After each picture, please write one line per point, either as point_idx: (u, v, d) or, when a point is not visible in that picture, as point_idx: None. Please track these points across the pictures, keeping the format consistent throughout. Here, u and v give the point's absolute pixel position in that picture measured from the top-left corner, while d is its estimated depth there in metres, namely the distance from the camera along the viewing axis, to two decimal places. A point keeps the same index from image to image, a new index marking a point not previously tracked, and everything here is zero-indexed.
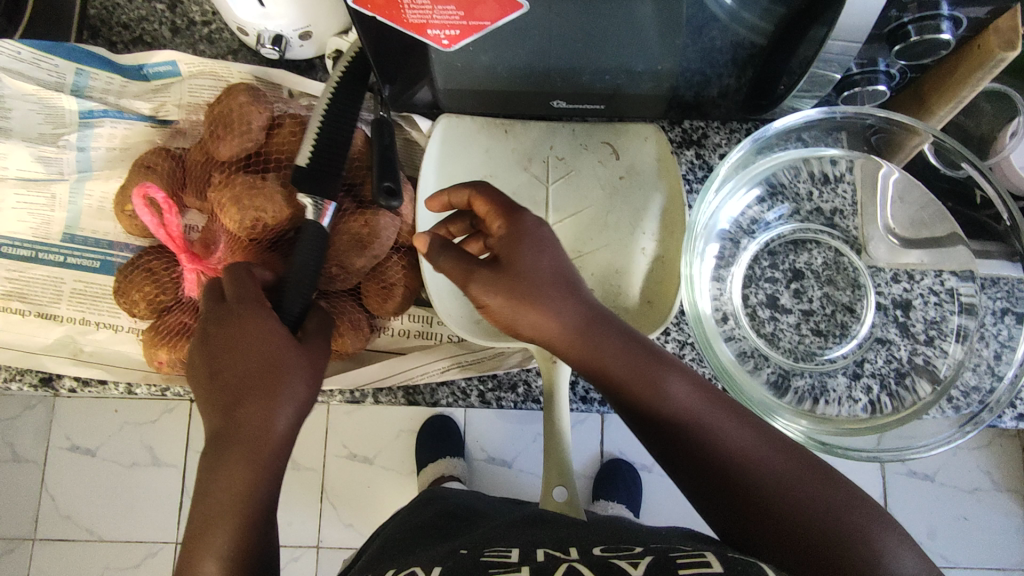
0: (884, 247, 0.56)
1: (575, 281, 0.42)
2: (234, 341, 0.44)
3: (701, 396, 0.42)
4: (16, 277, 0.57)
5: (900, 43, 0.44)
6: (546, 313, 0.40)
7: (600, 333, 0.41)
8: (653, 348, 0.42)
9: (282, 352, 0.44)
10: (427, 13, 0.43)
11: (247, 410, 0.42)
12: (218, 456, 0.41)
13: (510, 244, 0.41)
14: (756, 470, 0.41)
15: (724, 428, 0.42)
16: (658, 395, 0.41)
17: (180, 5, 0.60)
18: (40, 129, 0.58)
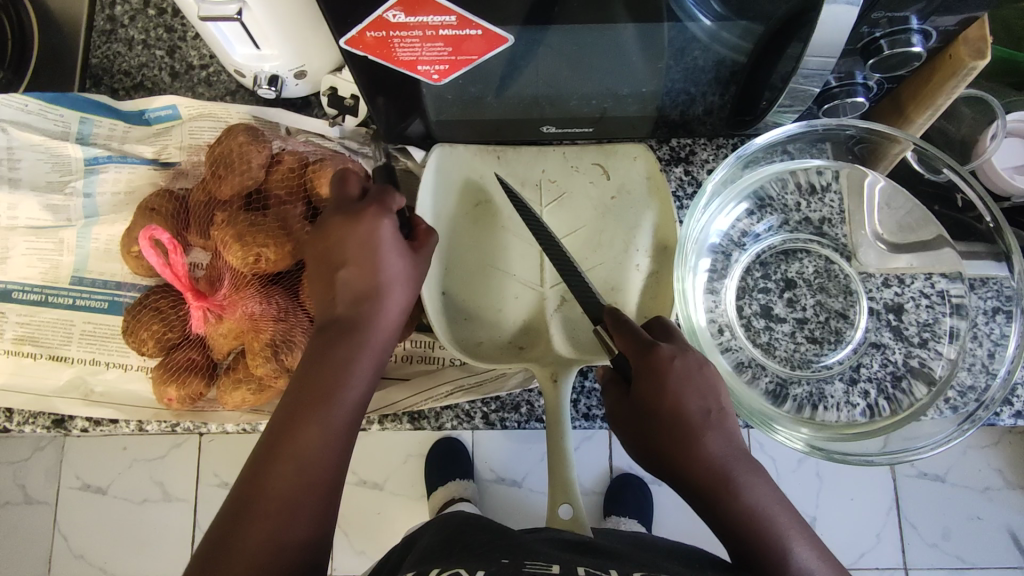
0: (874, 253, 0.57)
1: (701, 411, 0.41)
2: (328, 235, 0.44)
3: (778, 526, 0.39)
4: (27, 321, 0.58)
5: (874, 56, 0.46)
6: (676, 454, 0.40)
7: (706, 457, 0.40)
8: (747, 472, 0.40)
9: (375, 237, 0.44)
10: (417, 50, 0.45)
11: (340, 352, 0.43)
12: (330, 345, 0.43)
13: (650, 381, 0.40)
14: None
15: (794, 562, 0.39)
16: (737, 521, 0.39)
17: (178, 51, 0.63)
18: (49, 177, 0.59)
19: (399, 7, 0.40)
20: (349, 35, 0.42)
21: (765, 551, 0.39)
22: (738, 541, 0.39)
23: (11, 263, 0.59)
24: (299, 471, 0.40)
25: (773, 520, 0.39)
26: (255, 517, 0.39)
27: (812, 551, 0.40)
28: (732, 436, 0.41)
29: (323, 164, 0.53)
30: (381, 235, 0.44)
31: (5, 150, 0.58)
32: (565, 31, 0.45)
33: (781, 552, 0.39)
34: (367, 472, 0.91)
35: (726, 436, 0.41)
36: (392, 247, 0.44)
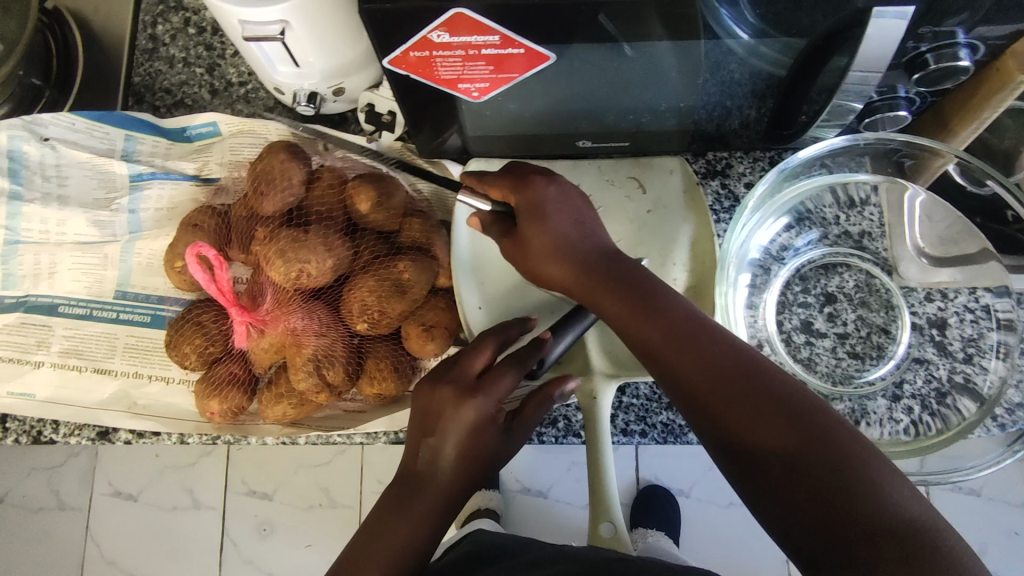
0: (915, 267, 0.56)
1: (580, 237, 0.44)
2: (425, 412, 0.43)
3: (696, 331, 0.38)
4: (73, 334, 0.60)
5: (920, 70, 0.45)
6: (581, 282, 0.43)
7: (596, 280, 0.43)
8: (647, 287, 0.41)
9: (478, 426, 0.42)
10: (458, 69, 0.45)
11: (409, 513, 0.41)
12: (405, 496, 0.41)
13: (529, 216, 0.44)
14: (751, 395, 0.36)
15: (715, 358, 0.37)
16: (646, 326, 0.39)
17: (218, 69, 0.64)
18: (95, 194, 0.60)
19: (443, 27, 0.40)
20: (392, 54, 0.43)
21: (681, 356, 0.38)
22: (658, 356, 0.39)
23: (57, 278, 0.60)
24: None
25: (691, 325, 0.39)
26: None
27: (738, 355, 0.37)
28: (628, 266, 0.43)
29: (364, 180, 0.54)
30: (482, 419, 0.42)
31: (53, 169, 0.60)
32: (604, 49, 0.45)
33: (702, 353, 0.37)
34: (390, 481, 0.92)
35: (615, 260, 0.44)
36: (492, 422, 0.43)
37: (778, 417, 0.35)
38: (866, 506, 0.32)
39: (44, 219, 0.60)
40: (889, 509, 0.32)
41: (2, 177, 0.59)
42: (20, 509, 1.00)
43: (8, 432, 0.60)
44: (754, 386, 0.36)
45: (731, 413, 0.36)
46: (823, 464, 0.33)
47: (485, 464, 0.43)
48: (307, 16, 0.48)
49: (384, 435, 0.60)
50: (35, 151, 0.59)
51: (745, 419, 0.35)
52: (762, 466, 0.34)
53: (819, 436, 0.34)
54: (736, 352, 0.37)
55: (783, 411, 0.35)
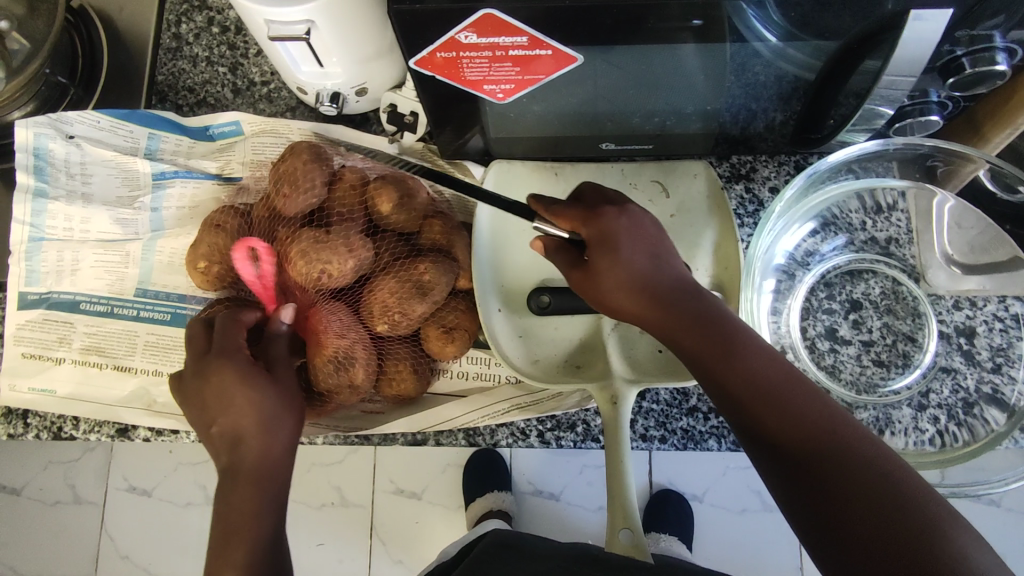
0: (944, 275, 0.55)
1: (658, 270, 0.42)
2: (207, 392, 0.45)
3: (777, 384, 0.37)
4: (94, 331, 0.60)
5: (954, 75, 0.45)
6: (651, 316, 0.41)
7: (667, 314, 0.40)
8: (725, 324, 0.39)
9: (263, 408, 0.45)
10: (485, 70, 0.45)
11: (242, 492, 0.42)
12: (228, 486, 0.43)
13: (599, 246, 0.42)
14: (834, 456, 0.34)
15: (800, 416, 0.36)
16: (726, 373, 0.37)
17: (240, 68, 0.65)
18: (118, 192, 0.61)
19: (472, 28, 0.40)
20: (418, 54, 0.43)
21: (761, 406, 0.36)
22: (738, 404, 0.37)
23: (80, 275, 0.60)
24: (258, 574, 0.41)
25: (772, 373, 0.37)
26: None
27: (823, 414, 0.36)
28: (706, 298, 0.40)
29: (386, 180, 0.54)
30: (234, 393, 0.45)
31: (78, 166, 0.60)
32: (632, 51, 0.44)
33: (783, 406, 0.36)
34: (404, 480, 0.85)
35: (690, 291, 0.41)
36: (281, 414, 0.45)
37: (865, 484, 0.33)
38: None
39: (67, 217, 0.60)
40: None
41: (27, 173, 0.59)
42: (36, 502, 0.97)
43: (28, 428, 0.61)
44: (840, 446, 0.35)
45: (820, 470, 0.34)
46: (911, 531, 0.32)
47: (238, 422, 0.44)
48: (334, 16, 0.48)
49: (402, 437, 0.60)
50: (60, 149, 0.60)
51: (780, 424, 0.36)
52: (846, 531, 0.33)
53: (911, 503, 0.32)
54: (820, 407, 0.36)
55: (878, 472, 0.33)
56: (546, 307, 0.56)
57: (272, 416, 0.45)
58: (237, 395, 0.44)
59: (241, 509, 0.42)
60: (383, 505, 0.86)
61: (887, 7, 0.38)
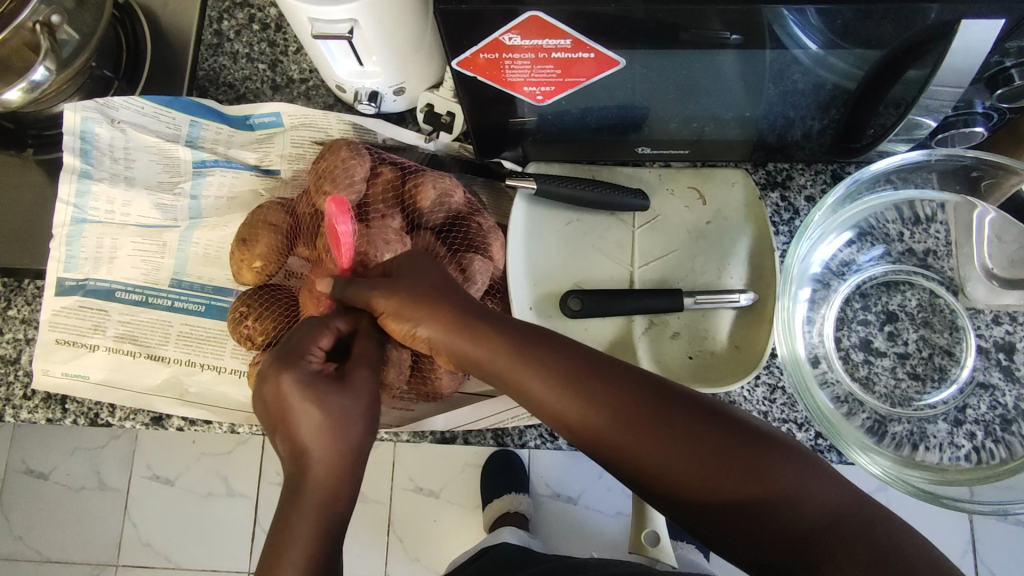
0: (983, 289, 0.54)
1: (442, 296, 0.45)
2: (271, 404, 0.40)
3: (587, 390, 0.41)
4: (128, 320, 0.61)
5: (1002, 86, 0.44)
6: (457, 348, 0.44)
7: (483, 352, 0.43)
8: (528, 346, 0.43)
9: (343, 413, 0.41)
10: (527, 71, 0.45)
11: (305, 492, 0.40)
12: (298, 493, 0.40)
13: (401, 301, 0.44)
14: (671, 460, 0.39)
15: (625, 420, 0.40)
16: (551, 395, 0.41)
17: (280, 65, 0.65)
18: (160, 176, 0.62)
19: (515, 30, 0.40)
20: (462, 55, 0.43)
21: (584, 412, 0.41)
22: (577, 431, 0.41)
23: (117, 263, 0.61)
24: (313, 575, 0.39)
25: (581, 368, 0.42)
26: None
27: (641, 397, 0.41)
28: (490, 313, 0.44)
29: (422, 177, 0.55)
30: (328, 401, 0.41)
31: (122, 151, 0.61)
32: (673, 56, 0.44)
33: (607, 405, 0.41)
34: (424, 480, 0.86)
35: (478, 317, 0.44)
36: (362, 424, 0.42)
37: (701, 456, 0.39)
38: (790, 506, 0.38)
39: (110, 199, 0.61)
40: (813, 510, 0.38)
41: (73, 155, 0.61)
42: (63, 487, 0.97)
43: (66, 413, 0.62)
44: (666, 423, 0.40)
45: (653, 470, 0.40)
46: (749, 475, 0.38)
47: (330, 428, 0.40)
48: (377, 16, 0.48)
49: (431, 435, 0.60)
50: (106, 133, 0.61)
51: (632, 447, 0.40)
52: (691, 497, 0.39)
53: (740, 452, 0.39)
54: (626, 405, 0.41)
55: (701, 437, 0.39)
56: (579, 310, 0.56)
57: (348, 433, 0.41)
58: (296, 419, 0.40)
59: (299, 527, 0.39)
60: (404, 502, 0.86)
61: (931, 16, 0.39)
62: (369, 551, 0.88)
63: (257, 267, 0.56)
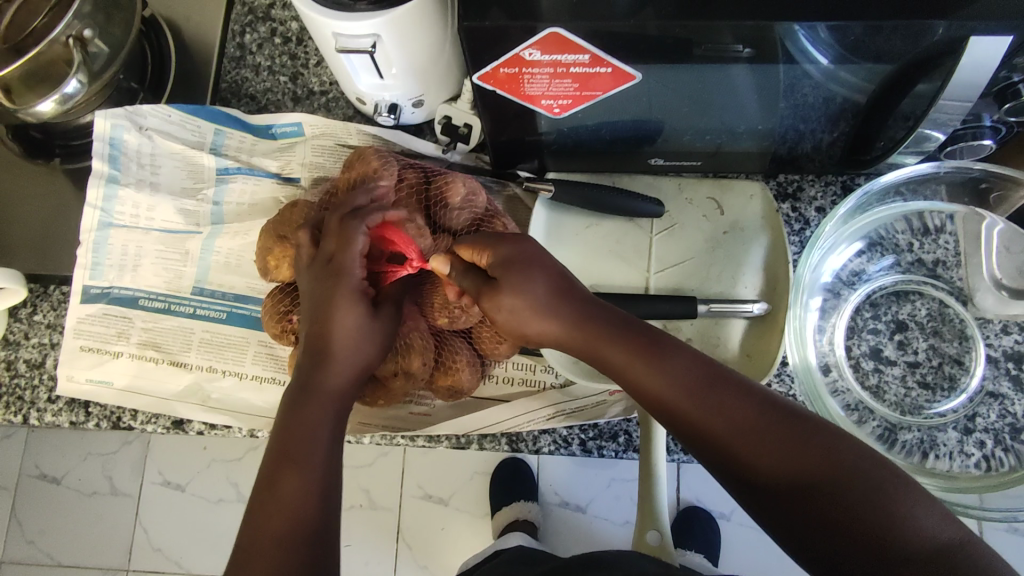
0: (992, 298, 0.55)
1: (567, 288, 0.43)
2: (317, 303, 0.48)
3: (704, 383, 0.39)
4: (151, 327, 0.62)
5: (1010, 100, 0.45)
6: (570, 344, 0.43)
7: (602, 344, 0.41)
8: (653, 339, 0.41)
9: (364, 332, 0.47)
10: (544, 86, 0.47)
11: (309, 408, 0.45)
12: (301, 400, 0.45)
13: (505, 268, 0.43)
14: (772, 456, 0.37)
15: (750, 425, 0.38)
16: (665, 387, 0.39)
17: (301, 78, 0.67)
18: (183, 183, 0.63)
19: (536, 46, 0.42)
20: (483, 70, 0.44)
21: (705, 412, 0.38)
22: (671, 408, 0.39)
23: (141, 272, 0.63)
24: (306, 489, 0.41)
25: (706, 372, 0.39)
26: (264, 513, 0.41)
27: (772, 410, 0.38)
28: (611, 310, 0.42)
29: (447, 178, 0.58)
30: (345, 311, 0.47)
31: (148, 158, 0.63)
32: (689, 70, 0.46)
33: (720, 405, 0.38)
34: (434, 486, 0.86)
35: (608, 319, 0.42)
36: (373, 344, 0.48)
37: (815, 465, 0.36)
38: (905, 541, 0.34)
39: (136, 203, 0.63)
40: (923, 542, 0.34)
41: (102, 161, 0.62)
42: (76, 492, 0.95)
43: (89, 417, 0.63)
44: (795, 436, 0.37)
45: (753, 460, 0.37)
46: (848, 488, 0.36)
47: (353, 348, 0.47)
48: (398, 31, 0.50)
49: (447, 440, 0.61)
50: (133, 140, 0.62)
51: (728, 427, 0.38)
52: (794, 504, 0.36)
53: (862, 478, 0.36)
54: (742, 406, 0.38)
55: (816, 450, 0.37)
56: None
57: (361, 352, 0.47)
58: (333, 328, 0.47)
59: (300, 440, 0.43)
60: (416, 508, 0.86)
61: (940, 33, 0.40)
62: (378, 558, 0.88)
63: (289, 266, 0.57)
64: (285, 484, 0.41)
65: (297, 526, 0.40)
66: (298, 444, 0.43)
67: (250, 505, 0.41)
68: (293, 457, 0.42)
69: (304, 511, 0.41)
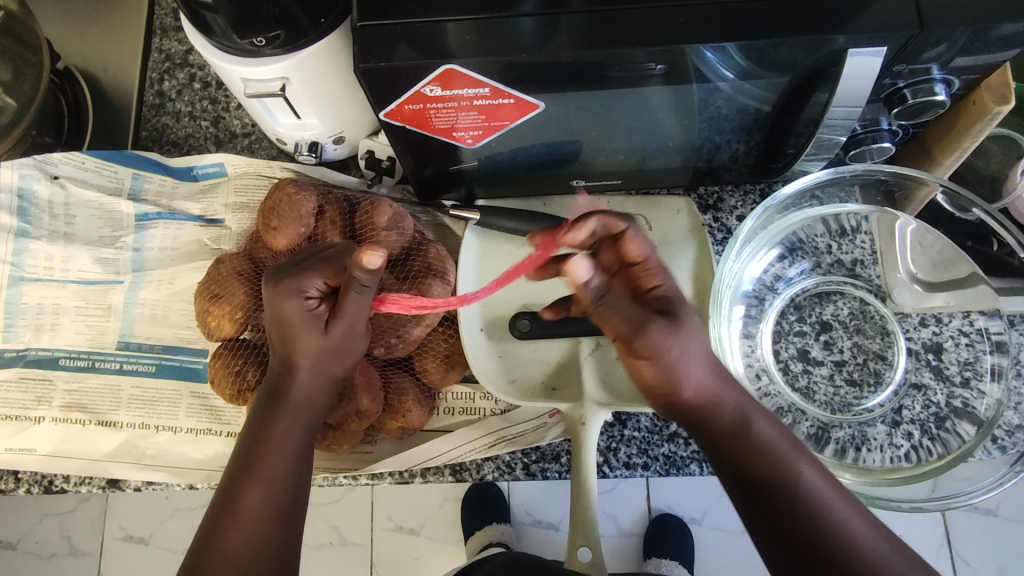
0: (909, 293, 0.57)
1: (728, 390, 0.43)
2: (276, 322, 0.45)
3: (820, 506, 0.41)
4: (76, 388, 0.61)
5: (898, 105, 0.47)
6: (726, 438, 0.42)
7: (745, 446, 0.42)
8: (790, 450, 0.42)
9: (323, 347, 0.45)
10: (452, 118, 0.47)
11: (271, 422, 0.45)
12: (266, 415, 0.45)
13: (664, 328, 0.40)
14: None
15: (858, 540, 0.40)
16: (780, 492, 0.41)
17: (222, 121, 0.67)
18: (101, 232, 0.62)
19: (437, 81, 0.43)
20: (389, 107, 0.45)
21: (840, 530, 0.40)
22: (778, 518, 0.40)
23: (60, 331, 0.62)
24: (271, 502, 0.43)
25: (844, 497, 0.42)
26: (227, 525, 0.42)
27: (882, 532, 0.41)
28: (770, 421, 0.43)
29: (371, 203, 0.57)
30: (301, 322, 0.44)
31: (62, 207, 0.62)
32: (596, 94, 0.47)
33: (836, 530, 0.40)
34: (403, 518, 0.84)
35: (732, 408, 0.43)
36: (339, 358, 0.46)
37: None
38: None
39: (49, 255, 0.62)
40: None
41: (10, 214, 0.61)
42: (31, 557, 0.90)
43: (20, 483, 0.61)
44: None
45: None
46: None
47: (328, 356, 0.45)
48: (308, 73, 0.50)
49: (390, 476, 0.61)
50: (44, 190, 0.61)
51: (842, 547, 0.39)
52: None
53: None
54: (853, 536, 0.40)
55: None
56: (528, 331, 0.59)
57: (318, 358, 0.45)
58: (297, 341, 0.45)
59: (264, 451, 0.44)
60: (379, 544, 0.85)
61: (826, 45, 0.42)
62: None
63: (231, 321, 0.56)
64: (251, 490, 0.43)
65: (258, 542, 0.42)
66: (262, 453, 0.44)
67: (215, 508, 0.43)
68: (255, 466, 0.44)
69: (267, 528, 0.42)
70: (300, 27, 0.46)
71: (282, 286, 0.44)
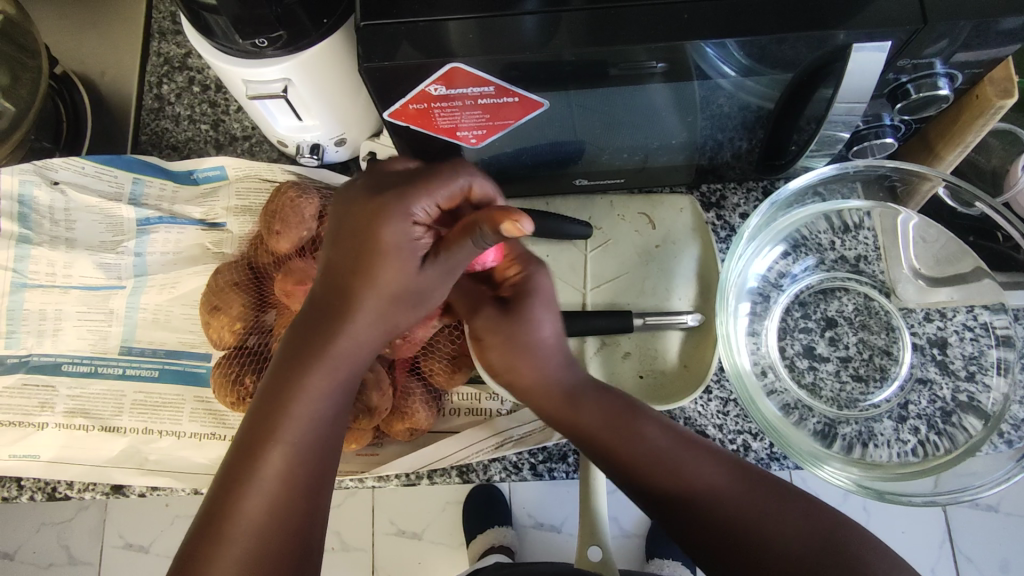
0: (913, 289, 0.57)
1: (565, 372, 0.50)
2: (357, 242, 0.41)
3: (667, 455, 0.46)
4: (78, 394, 0.60)
5: (901, 100, 0.47)
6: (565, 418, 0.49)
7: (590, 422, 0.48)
8: (624, 408, 0.49)
9: (411, 280, 0.42)
10: (456, 117, 0.47)
11: (305, 376, 0.42)
12: (297, 369, 0.42)
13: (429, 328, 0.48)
14: (729, 507, 0.44)
15: (701, 478, 0.45)
16: (626, 449, 0.47)
17: (222, 124, 0.66)
18: (102, 237, 0.62)
19: (441, 80, 0.43)
20: (393, 106, 0.45)
21: (687, 470, 0.46)
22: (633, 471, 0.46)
23: (61, 336, 0.61)
24: (293, 464, 0.41)
25: (692, 442, 0.47)
26: (239, 485, 0.40)
27: (729, 465, 0.46)
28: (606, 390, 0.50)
29: None
30: (391, 249, 0.41)
31: (62, 212, 0.62)
32: (599, 93, 0.47)
33: (686, 474, 0.45)
34: (406, 522, 0.83)
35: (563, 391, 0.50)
36: (402, 299, 0.43)
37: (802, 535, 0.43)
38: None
39: (50, 260, 0.61)
40: None
41: (11, 220, 0.60)
42: (31, 567, 0.90)
43: (22, 490, 0.61)
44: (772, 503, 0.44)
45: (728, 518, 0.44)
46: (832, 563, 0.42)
47: (399, 297, 0.43)
48: (309, 74, 0.50)
49: (396, 478, 0.60)
50: (44, 195, 0.61)
51: (699, 482, 0.45)
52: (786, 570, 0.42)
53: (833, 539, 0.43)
54: (702, 478, 0.45)
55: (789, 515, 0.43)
56: None
57: (393, 298, 0.43)
58: (381, 270, 0.42)
59: (291, 409, 0.42)
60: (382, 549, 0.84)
61: (829, 41, 0.42)
62: None
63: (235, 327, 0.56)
64: (269, 452, 0.41)
65: (271, 508, 0.40)
66: (289, 410, 0.42)
67: (229, 468, 0.41)
68: (279, 425, 0.41)
69: (284, 489, 0.41)
70: (303, 27, 0.46)
71: (386, 204, 0.41)
